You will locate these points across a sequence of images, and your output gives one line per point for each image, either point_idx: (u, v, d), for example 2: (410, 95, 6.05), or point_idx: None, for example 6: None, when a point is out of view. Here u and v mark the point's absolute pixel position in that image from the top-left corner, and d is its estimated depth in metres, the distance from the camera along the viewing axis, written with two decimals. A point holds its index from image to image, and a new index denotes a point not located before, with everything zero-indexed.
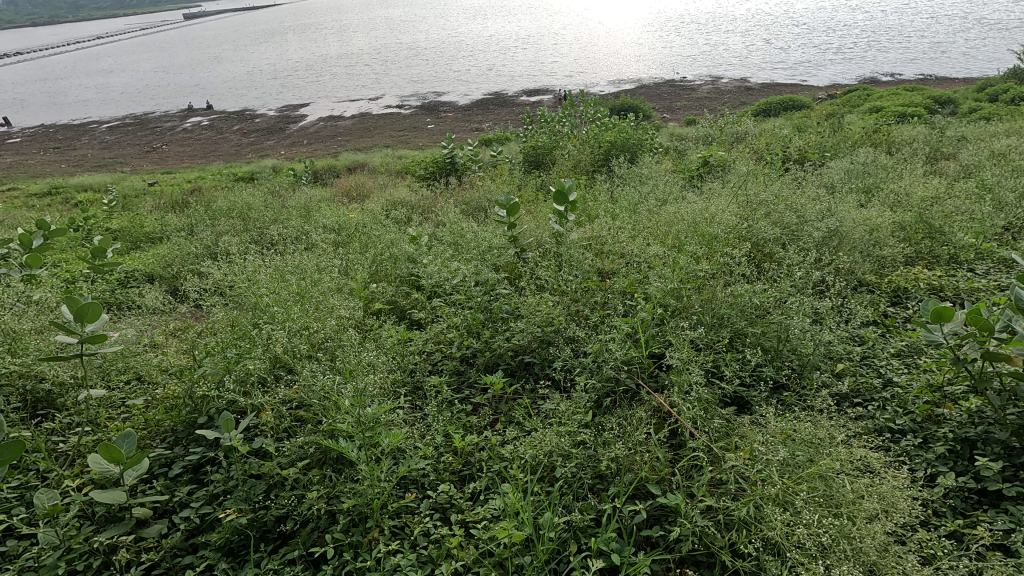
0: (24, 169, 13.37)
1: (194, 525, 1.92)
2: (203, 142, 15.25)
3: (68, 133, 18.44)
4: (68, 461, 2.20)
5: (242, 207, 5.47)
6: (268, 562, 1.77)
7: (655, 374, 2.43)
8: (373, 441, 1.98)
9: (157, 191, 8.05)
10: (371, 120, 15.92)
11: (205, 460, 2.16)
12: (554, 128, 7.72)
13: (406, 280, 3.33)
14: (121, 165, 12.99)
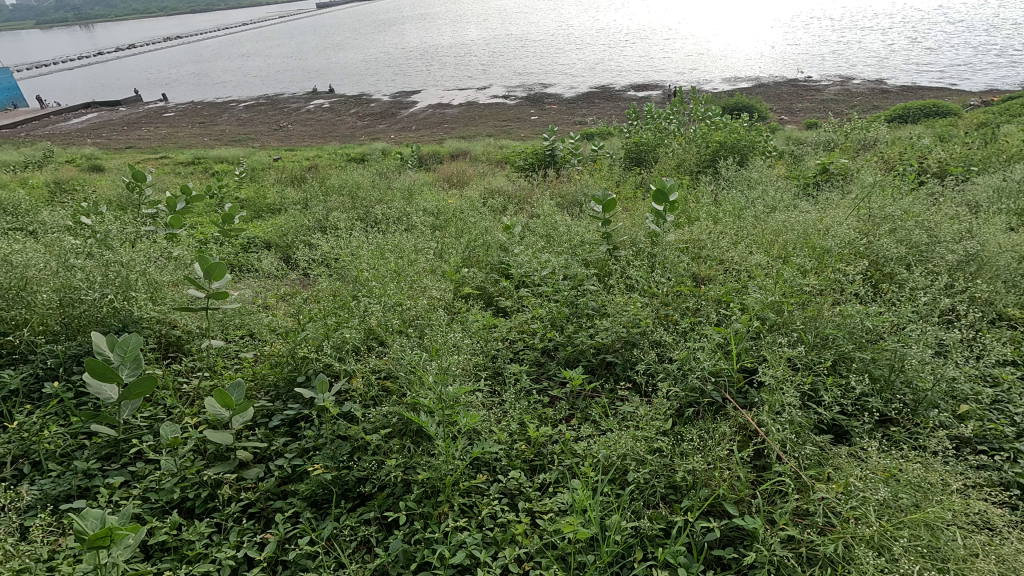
0: (174, 141, 15.13)
1: (286, 473, 2.10)
2: (323, 122, 16.40)
3: (212, 109, 20.60)
4: (189, 401, 2.49)
5: (352, 185, 5.84)
6: (347, 519, 1.90)
7: (743, 390, 2.31)
8: (451, 419, 2.04)
9: (280, 167, 8.77)
10: (477, 110, 16.30)
11: (300, 416, 2.35)
12: (660, 125, 7.48)
13: (496, 268, 3.40)
14: (252, 141, 14.28)
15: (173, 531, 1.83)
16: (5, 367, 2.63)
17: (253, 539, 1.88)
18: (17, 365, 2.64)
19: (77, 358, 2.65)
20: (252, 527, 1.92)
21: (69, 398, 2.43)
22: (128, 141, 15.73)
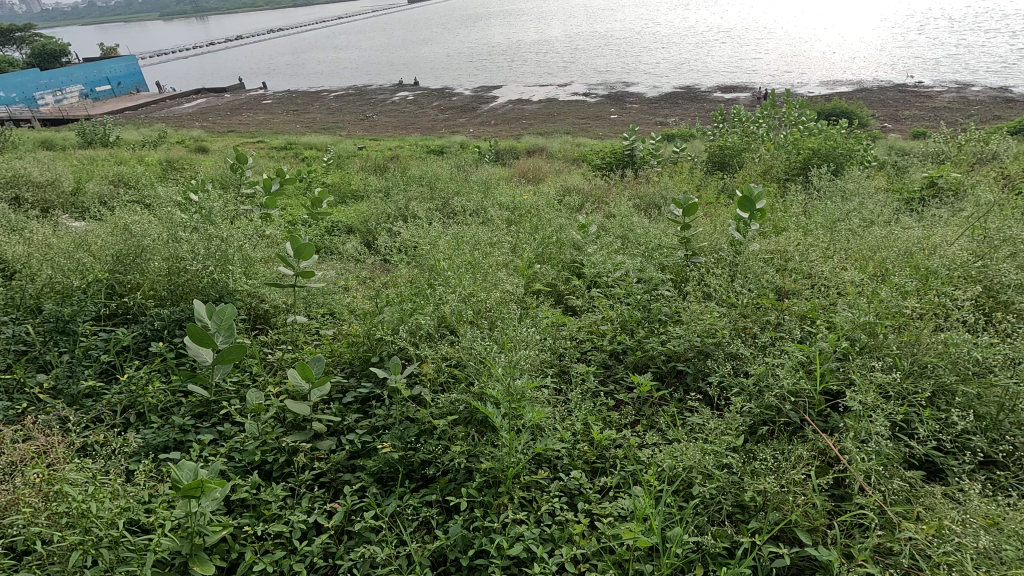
0: (270, 127, 16.13)
1: (356, 448, 2.20)
2: (406, 114, 16.93)
3: (305, 98, 21.78)
4: (273, 370, 2.65)
5: (431, 176, 5.99)
6: (410, 498, 1.97)
7: (825, 414, 2.17)
8: (517, 413, 2.06)
9: (364, 155, 9.15)
10: (557, 107, 16.25)
11: (372, 395, 2.45)
12: (748, 128, 7.15)
13: (568, 266, 3.39)
14: (340, 129, 14.98)
15: (254, 490, 1.96)
16: (119, 325, 2.93)
17: (323, 507, 1.99)
18: (129, 325, 2.93)
19: (179, 323, 2.90)
20: (323, 495, 2.03)
21: (171, 358, 2.66)
22: (230, 125, 16.96)
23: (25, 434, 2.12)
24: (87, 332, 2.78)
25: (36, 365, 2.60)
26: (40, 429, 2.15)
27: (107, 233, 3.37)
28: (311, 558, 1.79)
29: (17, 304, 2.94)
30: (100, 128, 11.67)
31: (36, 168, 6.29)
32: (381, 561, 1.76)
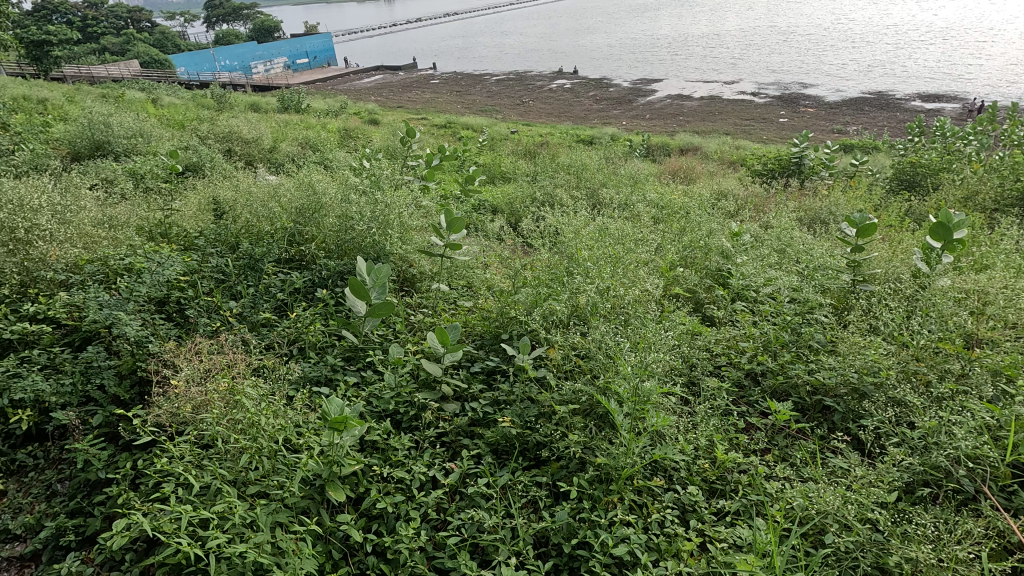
0: (434, 105, 17.22)
1: (477, 417, 2.31)
2: (561, 102, 17.06)
3: (469, 81, 22.89)
4: (413, 330, 2.87)
5: (579, 165, 5.99)
6: (521, 475, 2.03)
7: (1008, 490, 1.84)
8: (640, 415, 2.01)
9: (516, 139, 9.41)
10: (719, 105, 15.30)
11: (498, 370, 2.55)
12: (952, 146, 6.15)
13: (713, 274, 3.21)
14: (496, 113, 15.53)
15: (384, 435, 2.16)
16: (294, 269, 3.35)
17: (441, 464, 2.12)
18: (302, 270, 3.34)
19: (341, 275, 3.25)
20: (442, 453, 2.17)
21: (331, 305, 2.99)
22: (400, 101, 18.39)
23: (216, 349, 2.52)
24: (270, 271, 3.23)
25: (230, 292, 3.08)
26: (227, 346, 2.55)
27: (294, 188, 3.86)
28: (426, 508, 1.93)
29: (222, 239, 3.49)
30: (296, 96, 13.32)
31: (245, 127, 7.37)
32: (487, 527, 1.85)
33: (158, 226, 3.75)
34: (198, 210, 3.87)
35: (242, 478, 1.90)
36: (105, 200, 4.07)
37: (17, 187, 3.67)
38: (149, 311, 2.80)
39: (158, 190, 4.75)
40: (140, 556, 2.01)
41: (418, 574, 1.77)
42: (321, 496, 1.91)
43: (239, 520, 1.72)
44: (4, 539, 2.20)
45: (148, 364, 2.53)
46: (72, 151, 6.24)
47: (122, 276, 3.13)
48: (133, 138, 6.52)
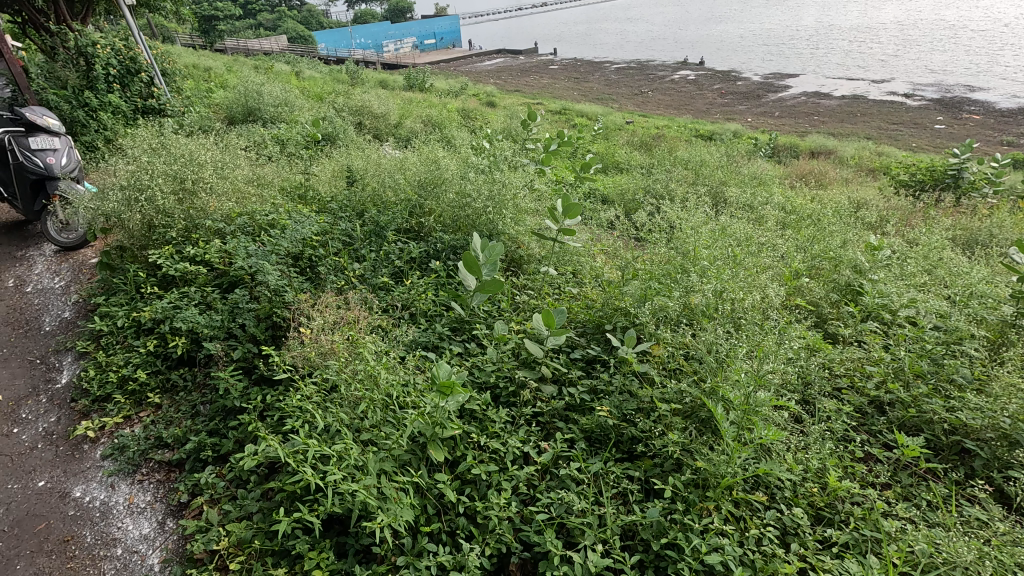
0: (551, 91, 17.21)
1: (573, 402, 2.33)
2: (683, 94, 16.35)
3: (588, 68, 22.58)
4: (518, 309, 2.93)
5: (699, 161, 5.73)
6: (614, 466, 2.03)
7: None
8: (748, 425, 1.92)
9: (632, 130, 9.17)
10: (863, 106, 13.88)
11: (598, 359, 2.54)
12: None
13: (842, 288, 2.95)
14: (613, 101, 15.21)
15: (484, 406, 2.24)
16: (412, 239, 3.53)
17: (534, 442, 2.17)
18: (419, 240, 3.51)
19: (454, 249, 3.38)
20: (537, 432, 2.21)
21: (443, 276, 3.13)
22: (517, 85, 18.59)
23: (340, 305, 2.74)
24: (390, 239, 3.43)
25: (354, 254, 3.32)
26: (349, 304, 2.76)
27: (418, 162, 4.05)
28: (517, 481, 1.99)
29: (351, 205, 3.76)
30: (422, 75, 13.91)
31: (375, 102, 7.83)
32: (575, 510, 1.87)
33: (297, 188, 4.11)
34: (331, 176, 4.19)
35: (355, 425, 2.07)
36: (255, 161, 4.53)
37: (189, 144, 4.19)
38: (286, 265, 3.10)
39: (298, 156, 5.20)
40: (262, 479, 2.26)
41: (505, 542, 1.84)
42: (422, 454, 2.04)
43: (351, 461, 1.88)
44: (158, 445, 2.57)
45: (282, 311, 2.81)
46: (230, 116, 6.99)
47: (265, 231, 3.48)
48: (279, 107, 7.17)
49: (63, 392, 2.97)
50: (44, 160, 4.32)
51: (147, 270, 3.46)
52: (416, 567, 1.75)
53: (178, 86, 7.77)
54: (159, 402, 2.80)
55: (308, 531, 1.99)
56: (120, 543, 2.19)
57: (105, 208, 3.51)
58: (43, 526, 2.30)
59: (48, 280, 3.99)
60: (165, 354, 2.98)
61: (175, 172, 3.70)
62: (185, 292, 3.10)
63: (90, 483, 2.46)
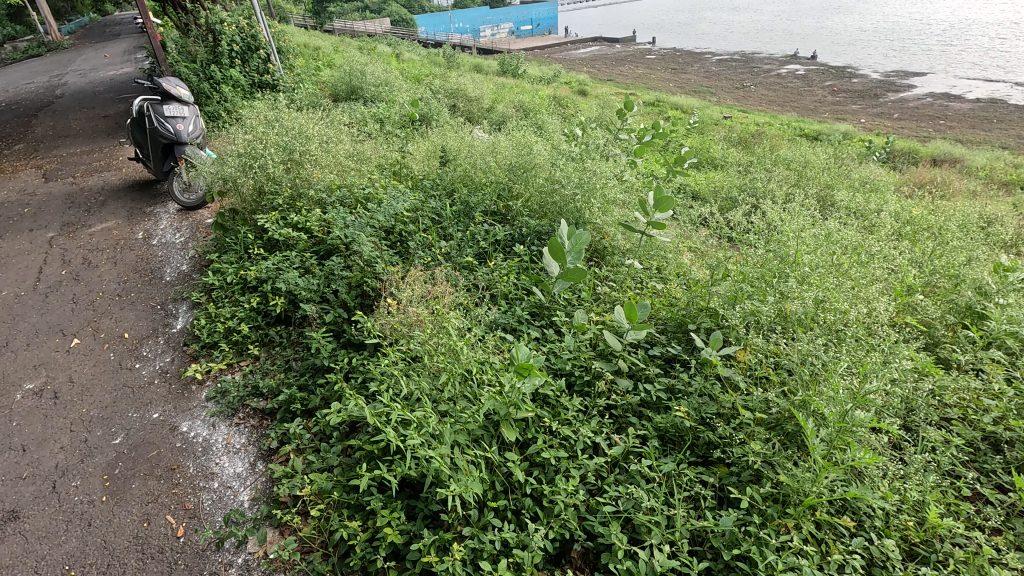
0: (646, 82, 16.72)
1: (649, 399, 2.28)
2: (789, 89, 15.33)
3: (687, 58, 21.69)
4: (599, 300, 2.89)
5: (804, 161, 5.37)
6: (687, 469, 1.97)
7: None
8: (840, 444, 1.80)
9: (730, 125, 8.75)
10: (1002, 111, 12.39)
11: (679, 358, 2.46)
12: None
13: (961, 310, 2.67)
14: (712, 95, 14.54)
15: (558, 393, 2.25)
16: (498, 222, 3.58)
17: (606, 435, 2.15)
18: (504, 223, 3.55)
19: (539, 234, 3.39)
20: (609, 424, 2.19)
21: (526, 261, 3.15)
22: (612, 75, 18.21)
23: (426, 280, 2.84)
24: (477, 220, 3.50)
25: (442, 232, 3.41)
26: (434, 280, 2.86)
27: (509, 146, 4.08)
28: (586, 471, 1.99)
29: (442, 185, 3.87)
30: (516, 60, 13.97)
31: (470, 86, 7.96)
32: (644, 508, 1.84)
33: (393, 165, 4.28)
34: (426, 156, 4.32)
35: (434, 396, 2.14)
36: (356, 138, 4.75)
37: (299, 118, 4.46)
38: (378, 237, 3.24)
39: (395, 134, 5.40)
40: (344, 436, 2.41)
41: (569, 528, 1.85)
42: (494, 431, 2.08)
43: (428, 430, 1.96)
44: (254, 393, 2.79)
45: (372, 281, 2.95)
46: (334, 94, 7.37)
47: (361, 204, 3.66)
48: (380, 86, 7.46)
49: (177, 336, 3.29)
50: (174, 126, 4.69)
51: (255, 233, 3.75)
52: (480, 539, 1.80)
53: (291, 63, 8.28)
54: (257, 355, 3.04)
55: (382, 491, 2.10)
56: (217, 477, 2.41)
57: (224, 173, 3.82)
58: (154, 452, 2.56)
59: (171, 235, 4.42)
60: (266, 312, 3.23)
61: (286, 143, 3.96)
62: (287, 256, 3.33)
63: (194, 420, 2.72)
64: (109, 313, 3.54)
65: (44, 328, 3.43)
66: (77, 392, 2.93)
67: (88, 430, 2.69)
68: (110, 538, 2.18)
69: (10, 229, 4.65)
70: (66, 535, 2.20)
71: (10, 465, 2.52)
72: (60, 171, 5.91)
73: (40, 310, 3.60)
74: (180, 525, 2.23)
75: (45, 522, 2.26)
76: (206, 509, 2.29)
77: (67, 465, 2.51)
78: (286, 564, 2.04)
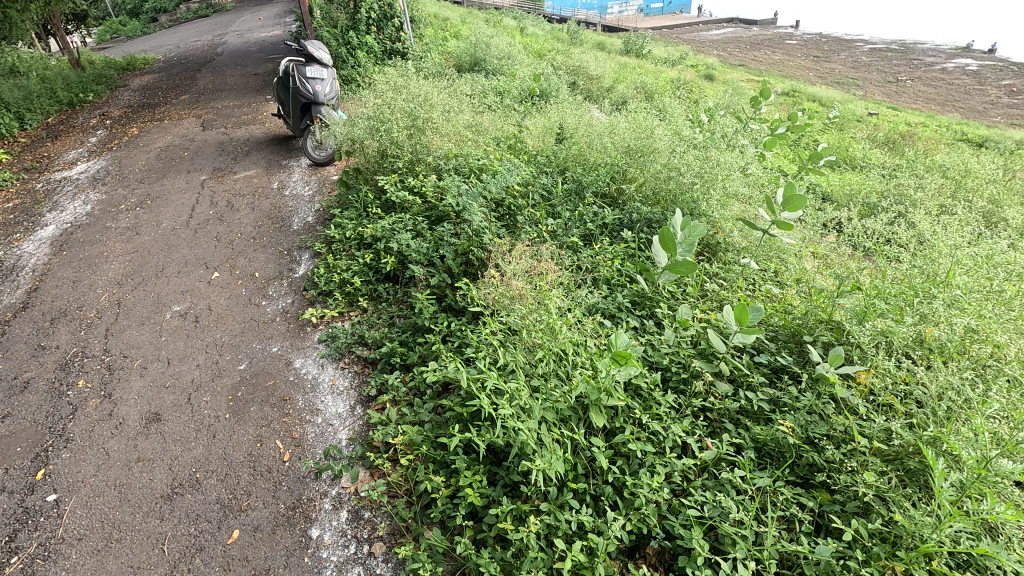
0: (783, 69, 15.44)
1: (749, 407, 2.15)
2: (955, 86, 13.44)
3: (834, 45, 19.71)
4: (705, 297, 2.75)
5: (966, 170, 4.70)
6: (783, 487, 1.85)
7: None
8: (974, 492, 1.59)
9: (876, 123, 7.86)
10: None
11: (788, 370, 2.29)
12: None
13: None
14: (859, 88, 13.14)
15: (652, 385, 2.19)
16: (608, 205, 3.50)
17: (698, 436, 2.07)
18: (614, 207, 3.47)
19: (650, 222, 3.27)
20: (702, 427, 2.10)
21: (632, 247, 3.06)
22: (744, 60, 16.99)
23: (531, 256, 2.86)
24: (587, 201, 3.44)
25: (550, 210, 3.41)
26: (539, 256, 2.87)
27: (629, 129, 3.95)
28: (672, 470, 1.93)
29: (555, 162, 3.84)
30: (643, 40, 13.46)
31: (593, 64, 7.79)
32: (730, 518, 1.76)
33: (508, 139, 4.32)
34: (542, 132, 4.31)
35: (527, 370, 2.18)
36: (476, 109, 4.83)
37: (425, 86, 4.61)
38: (488, 209, 3.30)
39: (513, 108, 5.43)
40: (436, 395, 2.52)
41: (647, 524, 1.81)
42: (583, 414, 2.08)
43: (518, 403, 2.00)
44: (360, 343, 2.99)
45: (478, 251, 3.03)
46: (458, 64, 7.53)
47: (475, 174, 3.73)
48: (503, 59, 7.51)
49: (299, 281, 3.59)
50: (313, 87, 4.99)
51: (375, 193, 3.97)
52: (556, 517, 1.82)
53: (421, 33, 8.56)
54: (365, 307, 3.24)
55: (466, 452, 2.18)
56: (321, 413, 2.63)
57: (353, 134, 4.06)
58: (270, 381, 2.84)
59: (301, 188, 4.80)
60: (377, 269, 3.42)
61: (411, 109, 4.12)
62: (401, 218, 3.49)
63: (307, 358, 2.97)
64: (244, 253, 3.94)
65: (192, 260, 3.88)
66: (213, 319, 3.30)
67: (220, 354, 3.04)
68: (229, 451, 2.46)
69: (172, 170, 5.29)
70: (195, 442, 2.52)
71: (157, 373, 2.91)
72: (215, 122, 6.59)
73: (190, 243, 4.08)
74: (286, 451, 2.46)
75: (181, 428, 2.59)
76: (310, 440, 2.50)
77: (201, 381, 2.85)
78: (373, 503, 2.20)
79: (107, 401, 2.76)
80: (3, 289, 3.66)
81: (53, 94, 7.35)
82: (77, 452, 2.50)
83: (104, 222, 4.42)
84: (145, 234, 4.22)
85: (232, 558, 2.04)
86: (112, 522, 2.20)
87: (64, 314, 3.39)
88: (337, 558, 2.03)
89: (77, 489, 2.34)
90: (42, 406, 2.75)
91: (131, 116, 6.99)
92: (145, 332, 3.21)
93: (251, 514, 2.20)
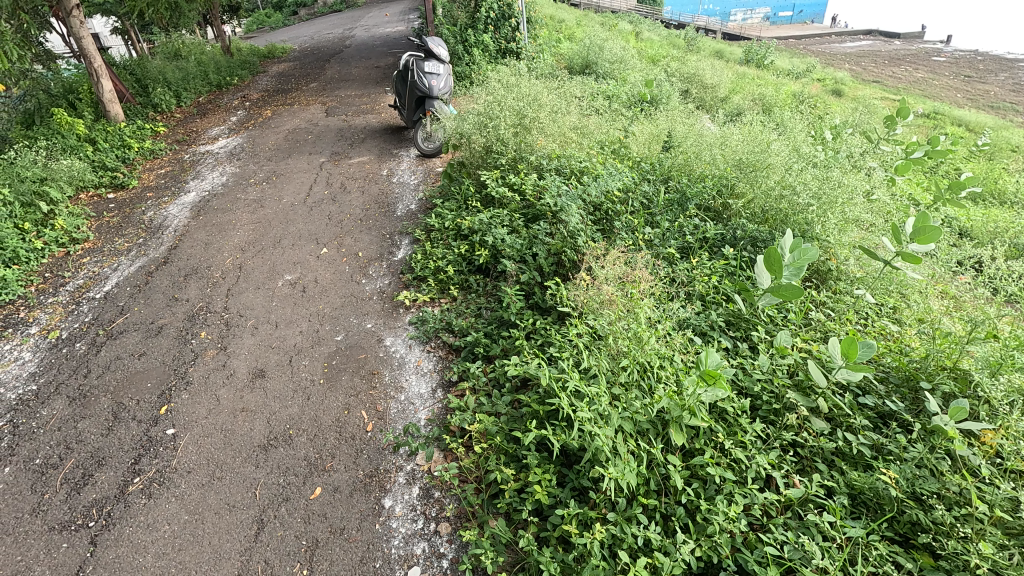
0: (925, 89, 14.02)
1: (846, 449, 1.99)
2: None
3: (994, 65, 17.55)
4: (809, 326, 2.56)
5: None
6: (878, 542, 1.69)
7: None
8: None
9: None
10: None
11: (897, 416, 2.09)
12: None
13: None
14: (1018, 114, 11.60)
15: (739, 411, 2.08)
16: (711, 219, 3.36)
17: (784, 472, 1.95)
18: (717, 222, 3.33)
19: (754, 240, 3.08)
20: (791, 462, 1.98)
21: (733, 265, 2.92)
22: (880, 76, 15.59)
23: (625, 262, 2.81)
24: (689, 212, 3.33)
25: (649, 218, 3.34)
26: (633, 264, 2.82)
27: (743, 140, 3.76)
28: (752, 502, 1.82)
29: (659, 170, 3.75)
30: (765, 49, 12.80)
31: (709, 73, 7.51)
32: (813, 565, 1.64)
33: (613, 143, 4.27)
34: (648, 138, 4.20)
35: (609, 377, 2.16)
36: (584, 111, 4.83)
37: (536, 86, 4.68)
38: (586, 212, 3.30)
39: (621, 113, 5.35)
40: (514, 389, 2.56)
41: (719, 553, 1.72)
42: (661, 429, 2.02)
43: (597, 408, 1.99)
44: (447, 329, 3.10)
45: (572, 252, 3.03)
46: (570, 66, 7.54)
47: (577, 176, 3.71)
48: (616, 63, 7.43)
49: (397, 264, 3.79)
50: (429, 81, 5.17)
51: (476, 187, 4.09)
52: (623, 529, 1.79)
53: (535, 33, 8.65)
54: (455, 296, 3.35)
55: (539, 449, 2.20)
56: (405, 391, 2.76)
57: (462, 128, 4.22)
58: (363, 355, 3.02)
59: (408, 176, 5.06)
60: (470, 260, 3.53)
61: (519, 108, 4.20)
62: (499, 213, 3.57)
63: (397, 337, 3.13)
64: (351, 232, 4.21)
65: (305, 234, 4.22)
66: (318, 291, 3.57)
67: (321, 324, 3.27)
68: (320, 415, 2.65)
69: (297, 151, 5.76)
70: (291, 401, 2.74)
71: (266, 334, 3.20)
72: (338, 109, 7.08)
73: (305, 219, 4.43)
74: (370, 422, 2.60)
75: (281, 386, 2.83)
76: (392, 415, 2.63)
77: (302, 346, 3.10)
78: (444, 484, 2.28)
79: (222, 353, 3.07)
80: (150, 244, 4.18)
81: (206, 75, 8.24)
82: (194, 395, 2.80)
83: (236, 193, 4.91)
84: (268, 207, 4.64)
85: (312, 513, 2.20)
86: (216, 461, 2.44)
87: (195, 271, 3.81)
88: (405, 530, 2.12)
89: (191, 427, 2.62)
90: (170, 349, 3.11)
91: (267, 100, 7.68)
92: (259, 296, 3.54)
93: (333, 475, 2.35)
